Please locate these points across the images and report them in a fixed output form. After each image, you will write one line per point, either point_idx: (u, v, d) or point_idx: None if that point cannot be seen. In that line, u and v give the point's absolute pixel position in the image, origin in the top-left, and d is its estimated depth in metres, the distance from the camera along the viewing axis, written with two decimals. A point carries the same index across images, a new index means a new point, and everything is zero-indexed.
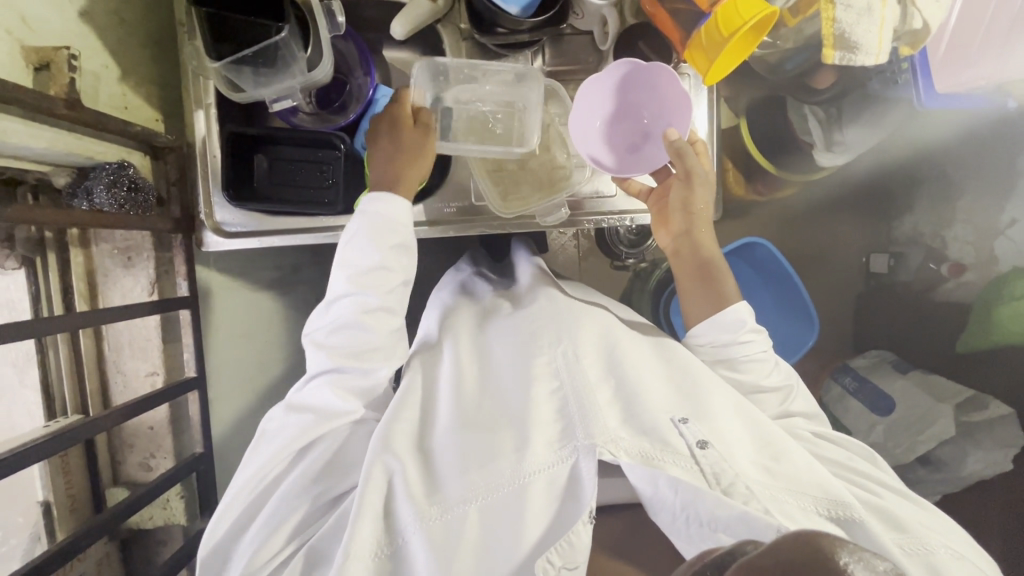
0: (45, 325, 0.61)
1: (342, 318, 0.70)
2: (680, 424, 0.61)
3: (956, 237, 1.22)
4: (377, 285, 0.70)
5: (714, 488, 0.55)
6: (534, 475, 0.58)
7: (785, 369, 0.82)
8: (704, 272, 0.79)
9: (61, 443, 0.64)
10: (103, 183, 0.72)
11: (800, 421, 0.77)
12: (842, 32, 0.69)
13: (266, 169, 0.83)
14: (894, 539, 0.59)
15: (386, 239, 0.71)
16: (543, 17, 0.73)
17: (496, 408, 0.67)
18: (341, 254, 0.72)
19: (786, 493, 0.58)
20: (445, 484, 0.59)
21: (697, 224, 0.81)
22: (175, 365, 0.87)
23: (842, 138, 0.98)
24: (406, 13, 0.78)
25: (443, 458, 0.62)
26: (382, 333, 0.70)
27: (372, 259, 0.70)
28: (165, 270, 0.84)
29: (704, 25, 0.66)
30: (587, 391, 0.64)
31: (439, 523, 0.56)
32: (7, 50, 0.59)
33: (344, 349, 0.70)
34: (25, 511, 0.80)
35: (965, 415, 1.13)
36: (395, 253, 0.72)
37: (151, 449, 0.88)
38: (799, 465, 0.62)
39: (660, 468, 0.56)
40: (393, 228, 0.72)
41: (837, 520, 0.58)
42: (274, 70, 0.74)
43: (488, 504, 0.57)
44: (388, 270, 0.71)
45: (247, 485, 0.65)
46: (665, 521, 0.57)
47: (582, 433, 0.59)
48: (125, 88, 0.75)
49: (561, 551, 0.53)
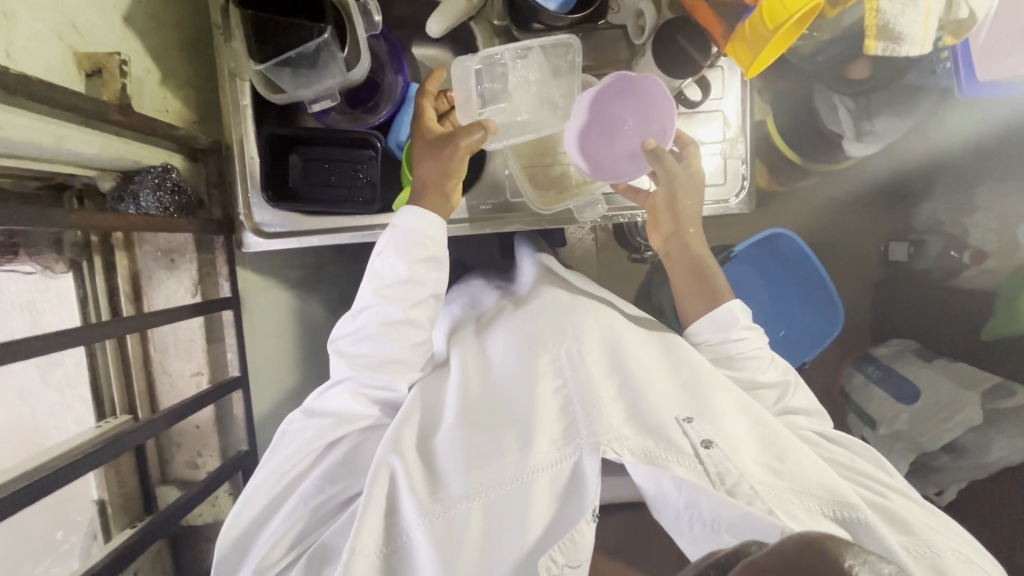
0: (95, 331, 0.62)
1: (366, 329, 0.72)
2: (685, 423, 0.62)
3: (976, 224, 1.19)
4: (401, 298, 0.72)
5: (719, 487, 0.54)
6: (539, 473, 0.58)
7: (784, 366, 0.82)
8: (698, 272, 0.81)
9: (122, 444, 0.66)
10: (149, 187, 0.73)
11: (804, 420, 0.76)
12: (886, 23, 0.69)
13: (301, 170, 0.83)
14: (902, 542, 0.58)
15: (411, 252, 0.72)
16: (583, 14, 0.73)
17: (501, 407, 0.67)
18: (370, 268, 0.75)
19: (791, 493, 0.57)
20: (447, 482, 0.59)
21: (684, 226, 0.81)
22: (219, 365, 0.89)
23: (872, 127, 0.97)
24: (442, 11, 0.78)
25: (447, 456, 0.62)
26: (406, 346, 0.72)
27: (399, 273, 0.72)
28: (208, 270, 0.85)
29: (748, 20, 0.67)
30: (591, 389, 0.64)
31: (443, 519, 0.56)
32: (61, 57, 0.60)
33: (366, 360, 0.72)
34: (83, 506, 0.83)
35: (991, 402, 1.12)
36: (422, 267, 0.73)
37: (197, 448, 0.90)
38: (806, 464, 0.62)
39: (664, 467, 0.56)
40: (422, 240, 0.72)
41: (841, 521, 0.57)
42: (315, 70, 0.74)
43: (491, 501, 0.57)
44: (414, 284, 0.72)
45: (264, 486, 0.65)
46: (670, 520, 0.57)
47: (586, 430, 0.60)
48: (167, 92, 0.76)
49: (564, 550, 0.53)
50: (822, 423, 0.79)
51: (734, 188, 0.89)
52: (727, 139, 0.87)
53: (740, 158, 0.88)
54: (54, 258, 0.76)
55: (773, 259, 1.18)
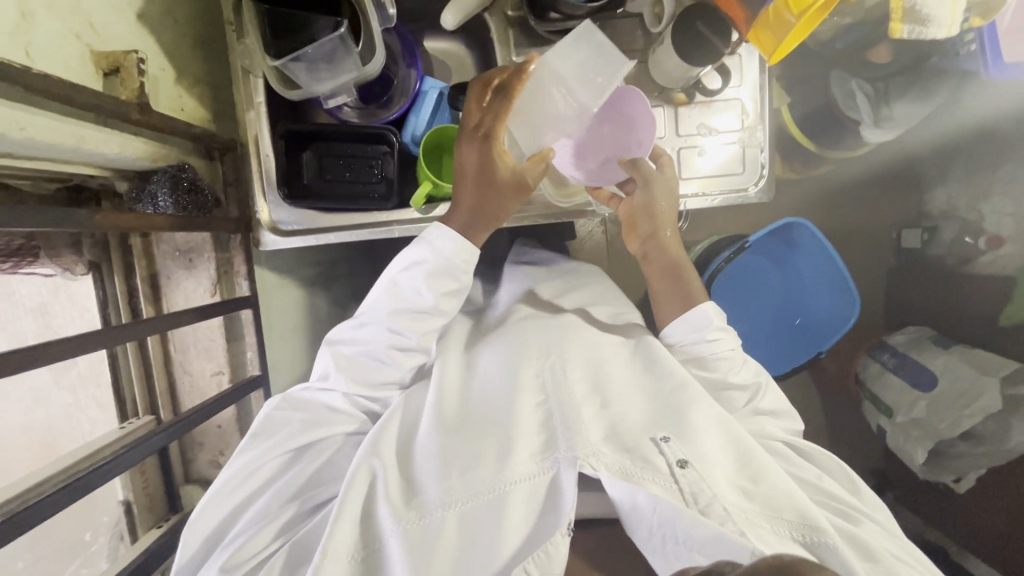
0: (116, 333, 0.62)
1: (370, 342, 0.71)
2: (661, 443, 0.62)
3: (993, 210, 1.19)
4: (418, 326, 0.71)
5: (692, 507, 0.55)
6: (514, 485, 0.59)
7: (757, 367, 0.81)
8: (671, 274, 0.79)
9: (145, 449, 0.65)
10: (166, 187, 0.72)
11: (774, 429, 0.76)
12: (913, 4, 0.67)
13: (316, 166, 0.83)
14: (865, 569, 0.56)
15: (442, 284, 0.70)
16: (600, 2, 0.72)
17: (479, 418, 0.68)
18: (392, 278, 0.72)
19: (762, 516, 0.57)
20: (424, 491, 0.61)
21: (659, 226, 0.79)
22: (238, 364, 0.87)
23: (890, 113, 0.95)
24: (457, 1, 0.77)
25: (424, 468, 0.63)
26: (405, 368, 0.73)
27: (422, 301, 0.70)
28: (226, 269, 0.84)
29: (773, 5, 0.66)
30: (571, 404, 0.66)
31: (417, 526, 0.57)
32: (80, 56, 0.59)
33: (361, 375, 0.71)
34: (108, 509, 0.84)
35: (1012, 388, 1.09)
36: (446, 300, 0.71)
37: (219, 447, 0.89)
38: (781, 483, 0.61)
39: (638, 484, 0.56)
40: (450, 272, 0.70)
41: (809, 545, 0.56)
42: (330, 66, 0.73)
43: (466, 511, 0.58)
44: (433, 314, 0.71)
45: (237, 476, 0.66)
46: (642, 537, 0.57)
47: (564, 445, 0.61)
48: (182, 90, 0.75)
49: (539, 562, 0.54)
50: (792, 425, 0.79)
51: (754, 176, 0.88)
52: (746, 128, 0.86)
53: (760, 147, 0.87)
54: (73, 259, 0.76)
55: (788, 248, 1.16)
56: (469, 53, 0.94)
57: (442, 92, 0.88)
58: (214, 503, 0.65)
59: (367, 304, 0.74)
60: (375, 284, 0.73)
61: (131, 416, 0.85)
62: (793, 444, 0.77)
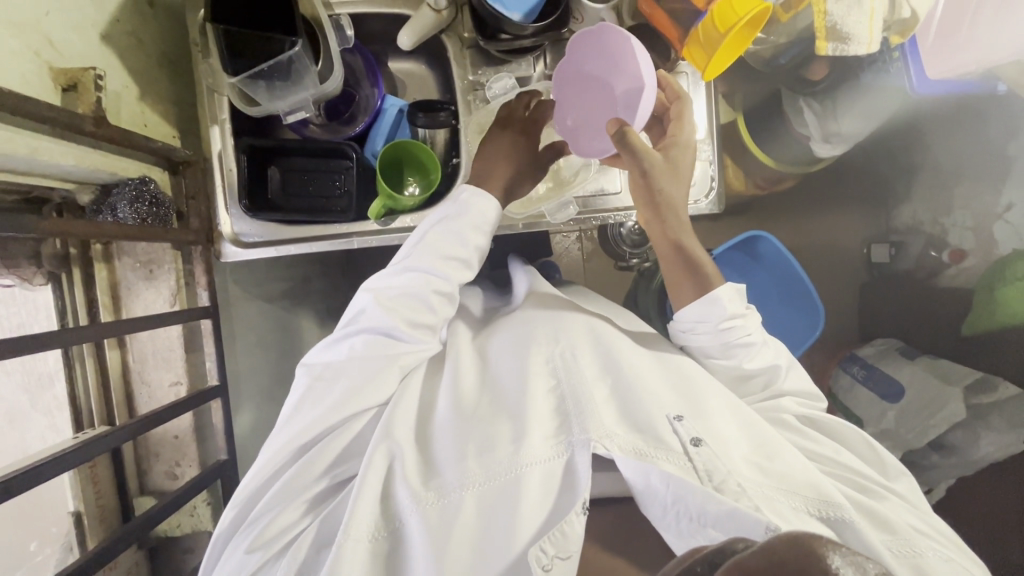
0: (74, 334, 0.63)
1: (414, 288, 0.72)
2: (675, 422, 0.64)
3: (955, 223, 1.23)
4: (454, 273, 0.74)
5: (705, 483, 0.57)
6: (530, 466, 0.61)
7: (778, 347, 0.80)
8: (685, 255, 0.73)
9: (93, 449, 0.65)
10: (126, 198, 0.75)
11: (792, 404, 0.78)
12: (833, 24, 0.72)
13: (280, 181, 0.85)
14: (883, 541, 0.61)
15: (475, 235, 0.74)
16: (545, 23, 0.76)
17: (496, 402, 0.70)
18: (432, 234, 0.74)
19: (777, 492, 0.61)
20: (442, 470, 0.63)
21: (666, 209, 0.73)
22: (198, 374, 0.89)
23: (838, 127, 1.02)
24: (412, 23, 0.82)
25: (440, 452, 0.65)
26: (443, 313, 0.74)
27: (460, 250, 0.74)
28: (187, 281, 0.87)
29: (702, 24, 0.70)
30: (583, 387, 0.67)
31: (436, 506, 0.60)
32: (37, 72, 0.62)
33: (408, 317, 0.71)
34: (58, 520, 0.84)
35: (975, 397, 1.10)
36: (479, 253, 0.75)
37: (176, 458, 0.90)
38: (793, 463, 0.64)
39: (652, 462, 0.59)
40: (484, 226, 0.75)
41: (825, 520, 0.61)
42: (288, 83, 0.76)
43: (484, 491, 0.61)
44: (467, 266, 0.75)
45: (249, 475, 0.66)
46: (656, 514, 0.60)
47: (578, 428, 0.63)
48: (144, 106, 0.78)
49: (554, 541, 0.56)
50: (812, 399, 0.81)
51: (704, 188, 0.91)
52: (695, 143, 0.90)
53: (708, 161, 0.90)
54: (32, 270, 0.78)
55: (754, 262, 1.18)
56: (431, 74, 0.98)
57: (402, 109, 0.90)
58: (247, 486, 0.66)
59: (405, 254, 0.75)
60: (410, 238, 0.75)
61: (87, 425, 0.86)
62: (809, 418, 0.79)
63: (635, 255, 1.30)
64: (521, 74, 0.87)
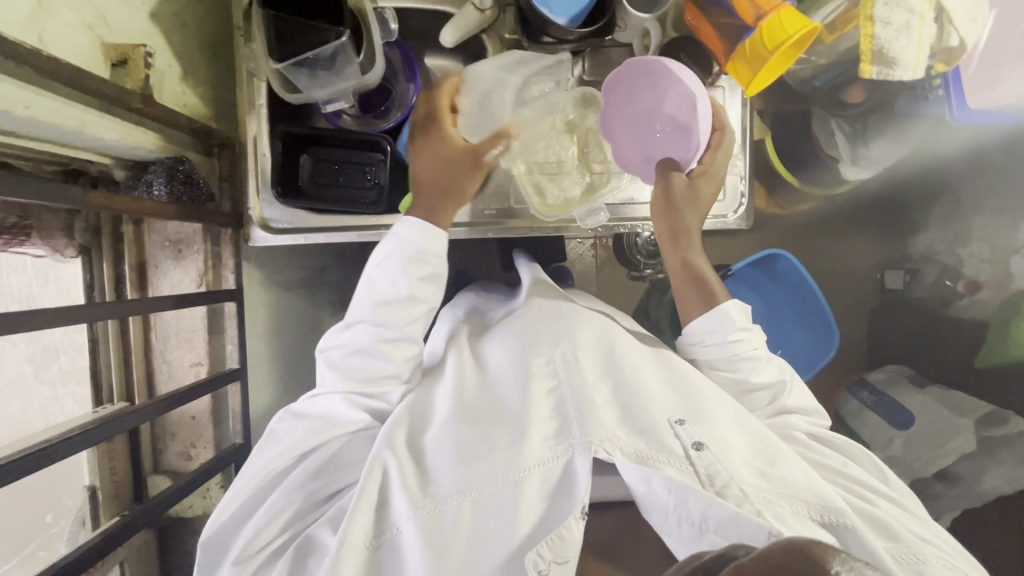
0: (98, 311, 0.63)
1: (359, 344, 0.72)
2: (676, 426, 0.64)
3: (972, 255, 1.20)
4: (399, 316, 0.73)
5: (708, 488, 0.57)
6: (530, 470, 0.61)
7: (780, 365, 0.83)
8: (695, 276, 0.79)
9: (118, 425, 0.66)
10: (162, 175, 0.76)
11: (798, 421, 0.77)
12: (880, 47, 0.72)
13: (311, 169, 0.84)
14: (887, 549, 0.61)
15: (414, 271, 0.73)
16: (592, 27, 0.76)
17: (495, 407, 0.69)
18: (369, 276, 0.74)
19: (779, 497, 0.60)
20: (440, 477, 0.62)
21: (682, 231, 0.80)
22: (218, 358, 0.92)
23: (868, 153, 1.01)
24: (456, 22, 0.82)
25: (436, 455, 0.65)
26: (399, 362, 0.73)
27: (398, 290, 0.73)
28: (214, 263, 0.88)
29: (748, 40, 0.70)
30: (584, 390, 0.67)
31: (434, 514, 0.59)
32: (90, 47, 0.63)
33: (358, 375, 0.72)
34: (73, 493, 0.85)
35: (987, 429, 1.11)
36: (421, 285, 0.73)
37: (191, 439, 0.92)
38: (796, 470, 0.64)
39: (653, 467, 0.59)
40: (422, 257, 0.73)
41: (828, 526, 0.60)
42: (330, 73, 0.76)
43: (482, 497, 0.60)
44: (411, 301, 0.73)
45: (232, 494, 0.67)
46: (658, 519, 0.59)
47: (578, 431, 0.62)
48: (186, 88, 0.78)
49: (552, 545, 0.56)
50: (820, 420, 0.81)
51: (733, 205, 0.92)
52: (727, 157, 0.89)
53: (740, 176, 0.91)
54: (65, 242, 0.79)
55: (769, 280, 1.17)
56: None
57: None
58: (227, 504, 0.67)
59: (353, 304, 0.75)
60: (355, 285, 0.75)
61: (106, 401, 0.87)
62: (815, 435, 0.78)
63: (649, 265, 1.30)
64: (559, 79, 0.88)
